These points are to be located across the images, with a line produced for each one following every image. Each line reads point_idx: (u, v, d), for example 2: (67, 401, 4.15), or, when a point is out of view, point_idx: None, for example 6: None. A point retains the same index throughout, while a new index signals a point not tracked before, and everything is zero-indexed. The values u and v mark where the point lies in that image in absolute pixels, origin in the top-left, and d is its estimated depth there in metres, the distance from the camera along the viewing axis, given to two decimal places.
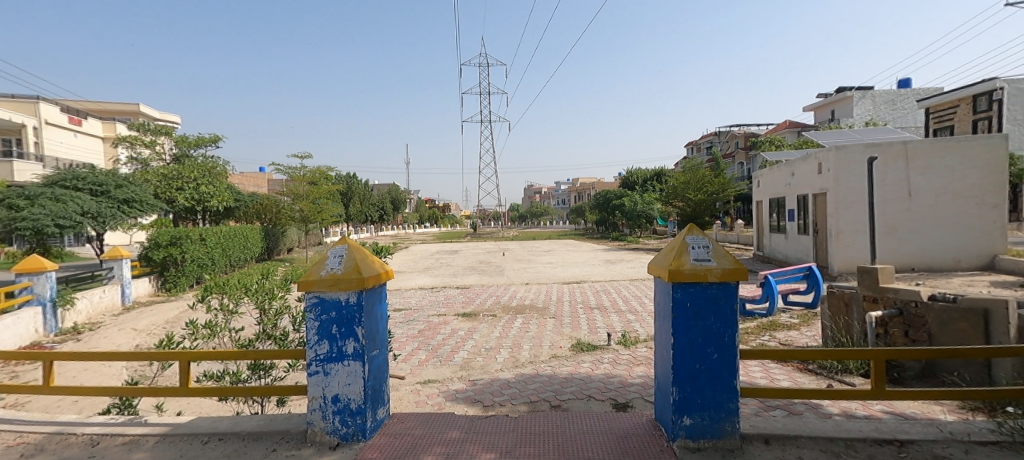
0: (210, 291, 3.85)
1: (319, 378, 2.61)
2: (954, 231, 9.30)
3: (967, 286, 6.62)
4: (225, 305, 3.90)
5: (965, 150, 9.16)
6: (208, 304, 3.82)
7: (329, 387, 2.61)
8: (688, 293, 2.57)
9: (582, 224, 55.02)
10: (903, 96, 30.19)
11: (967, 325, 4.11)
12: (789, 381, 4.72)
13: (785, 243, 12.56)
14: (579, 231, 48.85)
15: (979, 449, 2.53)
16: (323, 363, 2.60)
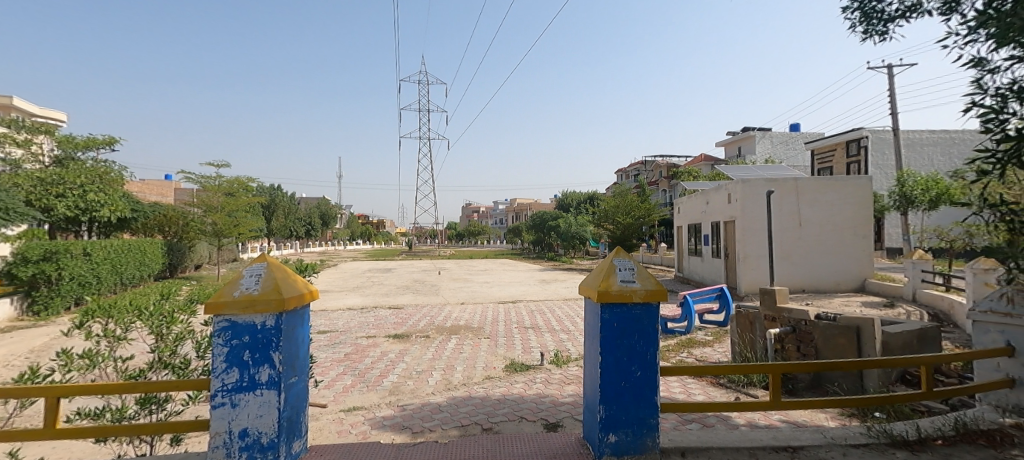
0: (92, 314, 3.46)
1: (226, 410, 2.49)
2: (837, 257, 10.55)
3: (846, 306, 7.52)
4: (109, 331, 3.52)
5: (842, 188, 10.50)
6: (88, 330, 3.43)
7: (235, 420, 2.49)
8: (615, 314, 2.77)
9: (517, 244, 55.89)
10: (794, 138, 34.03)
11: (844, 341, 4.67)
12: (703, 395, 5.12)
13: (701, 265, 13.53)
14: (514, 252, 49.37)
15: (853, 452, 2.87)
16: (231, 394, 2.49)
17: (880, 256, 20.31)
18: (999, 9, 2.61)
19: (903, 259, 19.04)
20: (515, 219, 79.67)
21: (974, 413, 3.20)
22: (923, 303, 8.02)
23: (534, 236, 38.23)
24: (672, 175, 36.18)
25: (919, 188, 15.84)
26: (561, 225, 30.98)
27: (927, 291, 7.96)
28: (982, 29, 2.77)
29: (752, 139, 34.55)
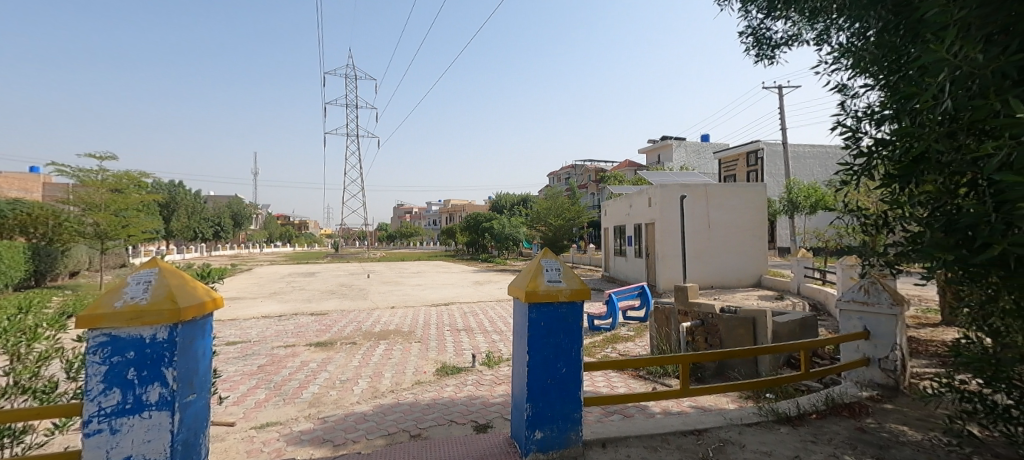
0: None
1: (103, 438, 1.96)
2: (740, 256, 11.63)
3: (747, 300, 8.34)
4: None
5: (743, 193, 11.61)
6: None
7: (115, 449, 1.97)
8: (542, 314, 2.87)
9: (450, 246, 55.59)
10: (706, 147, 36.97)
11: (743, 331, 5.23)
12: (625, 387, 5.44)
13: (625, 264, 14.30)
14: (447, 253, 49.02)
15: (747, 430, 3.20)
16: (110, 419, 1.97)
17: (774, 254, 22.72)
18: (856, 43, 3.05)
19: (791, 257, 21.52)
20: (448, 220, 79.08)
21: (841, 389, 3.71)
22: (805, 295, 9.09)
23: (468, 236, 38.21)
24: (600, 178, 37.71)
25: (802, 194, 17.96)
26: (496, 227, 31.22)
27: (808, 285, 9.01)
28: (844, 60, 3.24)
29: (669, 147, 36.98)
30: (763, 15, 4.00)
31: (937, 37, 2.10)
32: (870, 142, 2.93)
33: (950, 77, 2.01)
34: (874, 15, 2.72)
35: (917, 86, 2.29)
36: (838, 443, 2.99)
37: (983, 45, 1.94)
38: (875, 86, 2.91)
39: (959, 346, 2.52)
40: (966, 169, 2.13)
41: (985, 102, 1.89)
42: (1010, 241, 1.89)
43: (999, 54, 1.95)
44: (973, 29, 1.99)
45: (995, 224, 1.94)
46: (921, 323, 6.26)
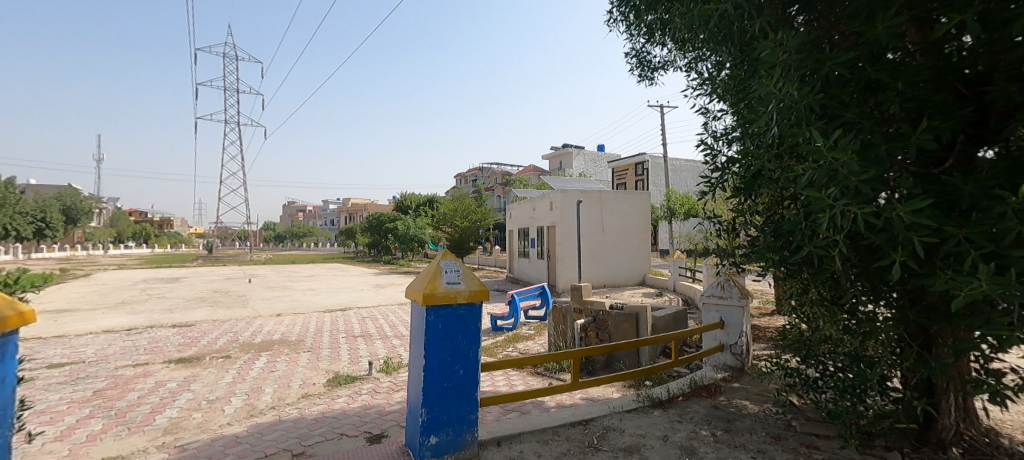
0: None
1: None
2: (629, 257, 12.68)
3: (632, 297, 9.14)
4: None
5: (632, 200, 12.70)
6: None
7: None
8: (440, 316, 2.72)
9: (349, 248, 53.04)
10: (601, 157, 39.69)
11: (628, 326, 5.70)
12: (523, 385, 5.65)
13: (527, 266, 14.84)
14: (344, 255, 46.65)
15: (628, 417, 3.48)
16: None
17: (656, 255, 25.09)
18: (717, 74, 3.53)
19: (668, 257, 23.97)
20: (348, 220, 75.41)
21: (702, 372, 4.24)
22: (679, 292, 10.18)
23: (369, 237, 36.67)
24: (505, 181, 38.45)
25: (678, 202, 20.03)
26: (399, 228, 30.46)
27: (682, 282, 10.07)
28: (706, 87, 3.72)
29: (569, 155, 39.08)
30: (644, 40, 4.43)
31: (767, 74, 2.51)
32: (724, 159, 3.42)
33: (776, 108, 2.42)
34: (726, 51, 3.17)
35: (755, 113, 2.72)
36: (698, 421, 3.42)
37: (799, 84, 2.37)
38: (729, 112, 3.39)
39: (783, 329, 3.08)
40: (787, 184, 2.60)
41: (799, 131, 2.32)
42: (814, 244, 2.35)
43: (810, 91, 2.40)
44: (792, 70, 2.42)
45: (806, 231, 2.41)
46: (764, 312, 7.40)
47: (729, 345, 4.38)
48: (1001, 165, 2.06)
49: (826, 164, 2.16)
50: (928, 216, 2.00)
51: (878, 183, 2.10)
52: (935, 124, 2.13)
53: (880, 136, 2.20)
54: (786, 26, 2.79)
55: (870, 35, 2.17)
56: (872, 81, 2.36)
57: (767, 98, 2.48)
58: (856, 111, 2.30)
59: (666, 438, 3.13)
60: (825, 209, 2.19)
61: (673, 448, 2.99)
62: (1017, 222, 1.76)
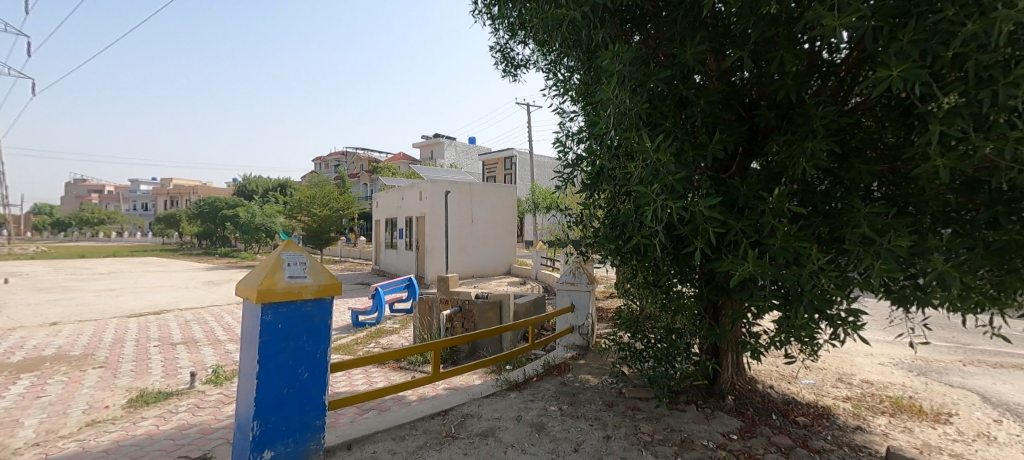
0: None
1: None
2: (495, 248, 13.18)
3: (499, 287, 9.58)
4: None
5: (500, 193, 13.26)
6: None
7: None
8: (280, 314, 2.46)
9: (177, 238, 45.74)
10: (472, 149, 40.46)
11: (492, 314, 5.97)
12: (384, 381, 5.51)
13: (395, 258, 14.48)
14: (170, 247, 40.03)
15: (486, 403, 3.64)
16: None
17: (521, 246, 26.48)
18: (570, 76, 3.85)
19: (532, 248, 25.48)
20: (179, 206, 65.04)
21: (554, 354, 4.72)
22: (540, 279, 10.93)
23: (203, 226, 31.92)
24: (371, 168, 36.70)
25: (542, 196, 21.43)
26: (241, 216, 27.08)
27: (543, 271, 10.82)
28: (561, 88, 4.04)
29: (440, 145, 38.93)
30: (508, 37, 4.63)
31: (607, 80, 2.83)
32: (573, 156, 3.75)
33: (613, 111, 2.75)
34: (577, 56, 3.50)
35: (597, 116, 3.04)
36: (548, 398, 3.74)
37: (631, 93, 2.72)
38: (579, 113, 3.74)
39: (619, 309, 3.62)
40: (621, 182, 2.98)
41: (631, 135, 2.66)
42: (642, 234, 2.74)
43: (640, 100, 2.77)
44: (626, 79, 2.77)
45: (635, 222, 2.79)
46: (608, 294, 8.36)
47: (578, 327, 5.00)
48: (764, 172, 2.70)
49: (651, 165, 2.52)
50: (719, 212, 2.49)
51: (687, 182, 2.52)
52: (723, 137, 2.70)
53: (688, 142, 2.65)
54: (623, 40, 3.17)
55: (682, 57, 2.68)
56: (683, 97, 2.85)
57: (606, 102, 2.80)
58: (671, 121, 2.73)
59: (519, 418, 3.35)
60: (649, 203, 2.56)
61: (524, 426, 3.22)
62: (772, 217, 2.37)
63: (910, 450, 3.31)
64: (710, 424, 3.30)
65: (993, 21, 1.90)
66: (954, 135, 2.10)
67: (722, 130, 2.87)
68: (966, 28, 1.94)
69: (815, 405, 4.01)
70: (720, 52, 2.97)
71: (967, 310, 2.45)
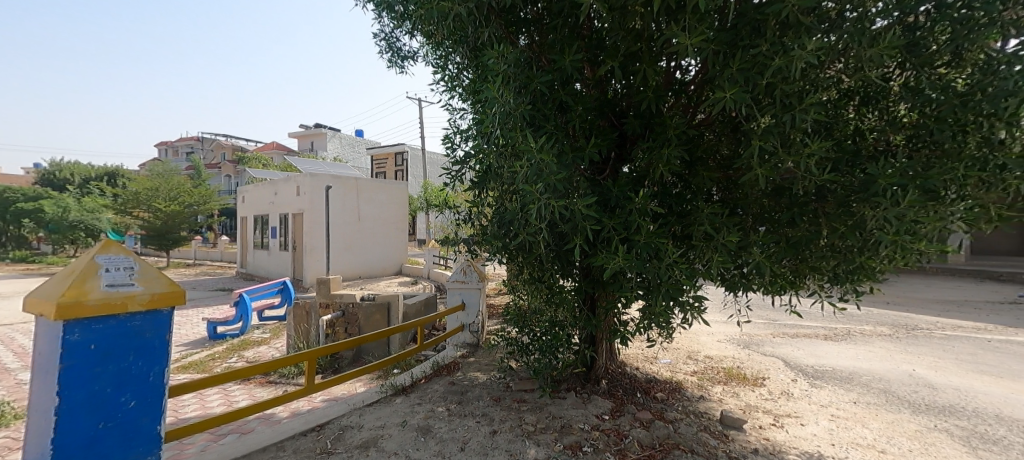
0: None
1: None
2: (384, 248, 12.74)
3: (387, 288, 9.28)
4: None
5: (389, 190, 12.89)
6: None
7: None
8: (92, 332, 1.84)
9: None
10: (359, 143, 38.68)
11: (378, 317, 5.88)
12: (248, 399, 5.00)
13: (267, 259, 13.24)
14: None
15: (367, 411, 3.47)
16: None
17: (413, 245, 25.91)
18: (459, 72, 3.81)
19: (423, 247, 25.11)
20: None
21: (445, 353, 4.72)
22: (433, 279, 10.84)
23: None
24: (237, 159, 33.03)
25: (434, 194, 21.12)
26: (47, 209, 22.15)
27: (435, 270, 10.74)
28: (449, 83, 3.98)
29: (322, 136, 36.39)
30: (393, 25, 4.44)
31: (493, 79, 2.84)
32: (461, 153, 3.72)
33: (497, 110, 2.77)
34: (463, 51, 3.47)
35: (483, 114, 3.04)
36: (435, 399, 3.69)
37: (515, 93, 2.77)
38: (468, 111, 3.73)
39: (507, 305, 3.76)
40: (508, 180, 3.02)
41: (515, 134, 2.71)
42: (527, 232, 2.81)
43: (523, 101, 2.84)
44: (510, 79, 2.80)
45: (520, 220, 2.84)
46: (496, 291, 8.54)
47: (468, 325, 5.12)
48: (633, 174, 2.97)
49: (536, 164, 2.56)
50: (595, 211, 2.65)
51: (567, 182, 2.63)
52: (597, 142, 2.90)
53: (568, 145, 2.79)
54: (508, 41, 3.22)
55: (562, 62, 2.82)
56: (563, 101, 2.99)
57: (492, 100, 2.80)
58: (553, 124, 2.84)
59: (403, 423, 3.24)
60: (533, 202, 2.61)
61: (409, 431, 3.12)
62: (641, 214, 2.59)
63: (737, 412, 3.96)
64: (586, 408, 3.51)
65: (792, 58, 2.33)
66: (768, 150, 2.55)
67: (596, 135, 3.09)
68: (775, 62, 2.35)
69: (670, 381, 4.54)
70: (595, 61, 3.18)
71: (775, 291, 3.29)
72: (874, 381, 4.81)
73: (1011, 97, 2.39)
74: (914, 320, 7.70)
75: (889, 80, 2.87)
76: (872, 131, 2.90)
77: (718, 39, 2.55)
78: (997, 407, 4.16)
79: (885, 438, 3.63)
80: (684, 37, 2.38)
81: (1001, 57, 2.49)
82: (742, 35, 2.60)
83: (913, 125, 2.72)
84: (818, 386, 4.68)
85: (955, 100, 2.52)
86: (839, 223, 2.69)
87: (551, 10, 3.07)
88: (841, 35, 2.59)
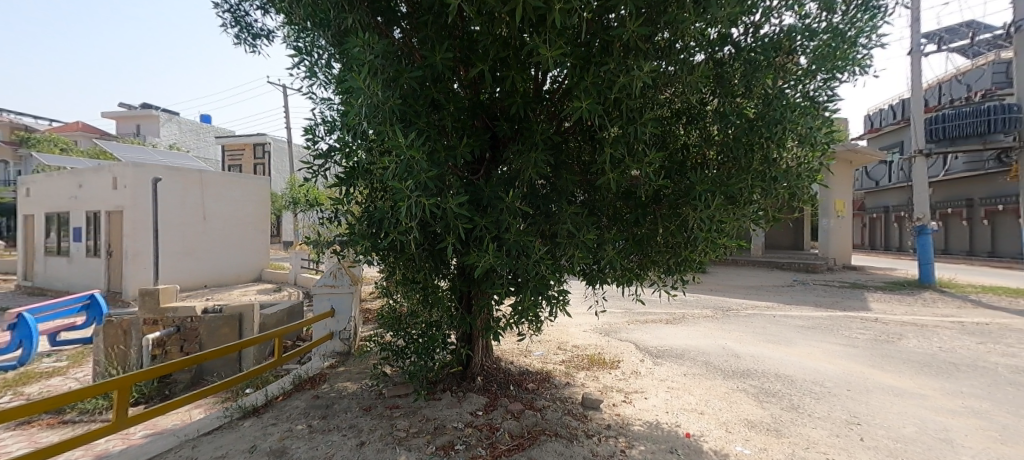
0: None
1: None
2: (236, 251, 11.63)
3: (240, 296, 8.32)
4: None
5: (244, 186, 11.87)
6: None
7: None
8: None
9: None
10: (203, 130, 33.65)
11: (227, 329, 6.03)
12: (34, 444, 4.09)
13: (65, 269, 10.81)
14: None
15: (203, 441, 3.17)
16: None
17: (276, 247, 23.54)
18: (322, 59, 3.65)
19: (285, 249, 22.94)
20: None
21: (309, 365, 4.53)
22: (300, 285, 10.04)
23: None
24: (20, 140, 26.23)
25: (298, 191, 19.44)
26: None
27: (304, 275, 9.98)
28: (309, 70, 3.77)
29: (154, 119, 31.03)
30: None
31: (358, 69, 2.79)
32: (324, 145, 3.56)
33: (364, 103, 2.74)
34: (326, 36, 3.33)
35: (348, 106, 2.97)
36: (290, 418, 3.50)
37: (382, 87, 2.77)
38: (334, 101, 3.57)
39: (382, 310, 3.78)
40: (378, 177, 2.99)
41: (385, 128, 2.72)
42: (398, 231, 2.82)
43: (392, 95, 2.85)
44: (378, 72, 2.79)
45: (391, 218, 2.82)
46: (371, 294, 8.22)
47: (338, 332, 4.91)
48: (500, 177, 3.18)
49: (406, 161, 2.59)
50: (467, 209, 2.78)
51: (439, 180, 2.71)
52: (469, 141, 3.04)
53: (441, 143, 2.87)
54: (377, 31, 3.20)
55: (432, 59, 2.90)
56: (435, 99, 3.07)
57: (358, 91, 2.75)
58: (425, 120, 2.91)
59: (253, 449, 3.02)
60: (403, 199, 2.61)
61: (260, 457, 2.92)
62: (509, 213, 2.81)
63: (596, 393, 4.46)
64: (461, 406, 3.65)
65: (633, 77, 2.75)
66: (619, 162, 3.01)
67: (469, 135, 3.23)
68: (620, 79, 2.76)
69: (541, 371, 4.90)
70: (467, 63, 3.32)
71: (624, 284, 3.67)
72: (698, 356, 5.80)
73: (779, 124, 3.25)
74: (728, 303, 9.47)
75: (706, 103, 3.51)
76: (694, 147, 3.53)
77: (575, 54, 2.90)
78: (780, 367, 5.36)
79: (704, 401, 4.44)
80: (546, 49, 2.64)
81: (773, 93, 3.33)
82: (595, 53, 3.00)
83: (721, 141, 3.41)
84: (658, 364, 5.48)
85: (746, 124, 3.28)
86: (669, 225, 3.30)
87: (422, 6, 3.14)
88: (674, 65, 3.18)
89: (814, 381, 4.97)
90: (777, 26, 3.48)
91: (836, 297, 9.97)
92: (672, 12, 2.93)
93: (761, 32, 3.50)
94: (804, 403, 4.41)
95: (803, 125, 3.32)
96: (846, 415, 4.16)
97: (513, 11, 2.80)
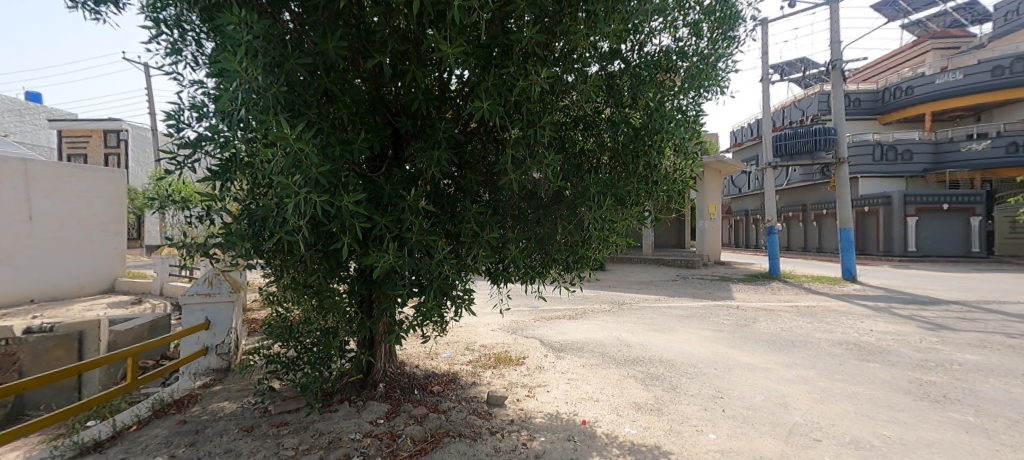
0: None
1: None
2: (76, 256, 10.34)
3: (87, 311, 7.00)
4: None
5: (89, 179, 10.55)
6: None
7: None
8: None
9: None
10: (31, 110, 27.39)
11: (62, 351, 5.37)
12: None
13: None
14: None
15: None
16: None
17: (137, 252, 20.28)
18: (192, 36, 3.24)
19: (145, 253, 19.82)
20: None
21: (175, 386, 3.97)
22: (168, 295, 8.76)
23: None
24: None
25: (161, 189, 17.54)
26: None
27: (172, 284, 8.70)
28: (172, 46, 3.30)
29: None
30: None
31: (233, 50, 2.52)
32: (193, 134, 3.14)
33: (242, 89, 2.49)
34: (193, 10, 2.96)
35: (222, 91, 2.66)
36: (147, 449, 3.04)
37: (263, 72, 2.53)
38: (206, 84, 3.18)
39: (270, 320, 3.49)
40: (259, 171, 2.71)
41: (267, 117, 2.48)
42: (284, 231, 2.56)
43: (275, 82, 2.61)
44: (256, 54, 2.54)
45: (276, 217, 2.56)
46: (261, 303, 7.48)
47: (215, 346, 4.33)
48: (400, 176, 3.09)
49: (293, 154, 2.39)
50: (364, 208, 2.65)
51: (331, 176, 2.54)
52: (367, 137, 2.90)
53: (335, 138, 2.71)
54: (259, 10, 2.91)
55: (324, 47, 2.71)
56: (328, 90, 2.89)
57: (233, 76, 2.49)
58: (315, 112, 2.74)
59: None
60: (289, 196, 2.38)
61: None
62: (410, 213, 2.74)
63: (500, 391, 4.56)
64: (359, 416, 3.48)
65: (532, 82, 2.86)
66: (519, 163, 3.07)
67: (367, 130, 3.08)
68: (520, 83, 2.86)
69: (447, 373, 4.86)
70: (364, 54, 3.17)
71: (529, 282, 3.88)
72: (593, 347, 6.24)
73: (659, 134, 3.63)
74: (622, 297, 10.37)
75: (601, 112, 3.77)
76: (589, 152, 3.78)
77: (477, 55, 2.94)
78: (662, 353, 5.99)
79: (598, 389, 4.78)
80: (445, 46, 2.65)
81: (654, 105, 3.70)
82: (495, 56, 3.07)
83: (614, 148, 3.70)
84: (559, 357, 5.80)
85: (631, 133, 3.62)
86: (565, 224, 3.46)
87: None
88: (572, 76, 3.37)
89: (688, 363, 5.63)
90: (656, 46, 3.87)
91: (708, 289, 11.45)
92: (566, 23, 3.10)
93: (645, 50, 3.86)
94: (680, 383, 4.98)
95: (676, 136, 3.74)
96: (711, 390, 4.79)
97: (411, 3, 2.73)
